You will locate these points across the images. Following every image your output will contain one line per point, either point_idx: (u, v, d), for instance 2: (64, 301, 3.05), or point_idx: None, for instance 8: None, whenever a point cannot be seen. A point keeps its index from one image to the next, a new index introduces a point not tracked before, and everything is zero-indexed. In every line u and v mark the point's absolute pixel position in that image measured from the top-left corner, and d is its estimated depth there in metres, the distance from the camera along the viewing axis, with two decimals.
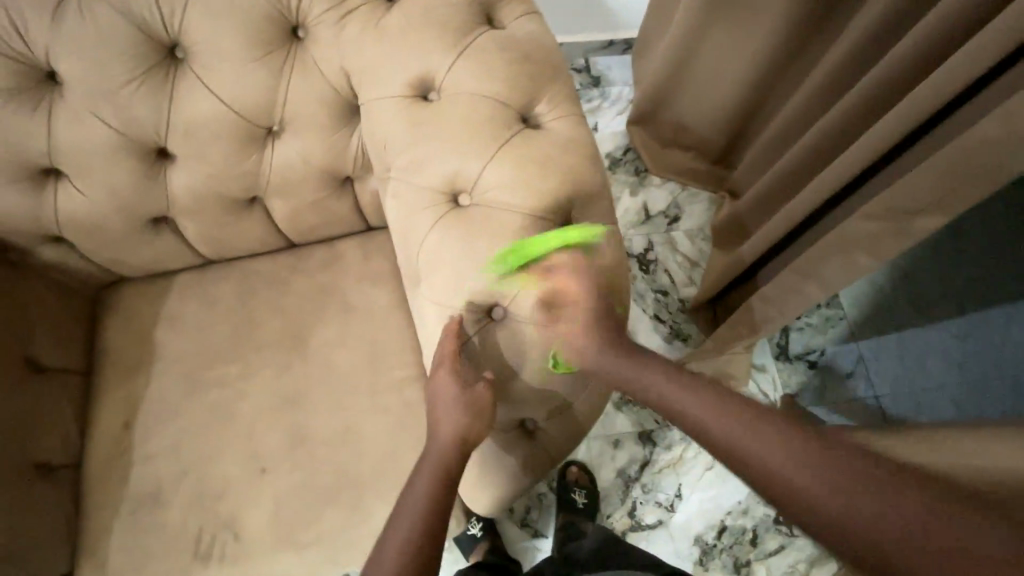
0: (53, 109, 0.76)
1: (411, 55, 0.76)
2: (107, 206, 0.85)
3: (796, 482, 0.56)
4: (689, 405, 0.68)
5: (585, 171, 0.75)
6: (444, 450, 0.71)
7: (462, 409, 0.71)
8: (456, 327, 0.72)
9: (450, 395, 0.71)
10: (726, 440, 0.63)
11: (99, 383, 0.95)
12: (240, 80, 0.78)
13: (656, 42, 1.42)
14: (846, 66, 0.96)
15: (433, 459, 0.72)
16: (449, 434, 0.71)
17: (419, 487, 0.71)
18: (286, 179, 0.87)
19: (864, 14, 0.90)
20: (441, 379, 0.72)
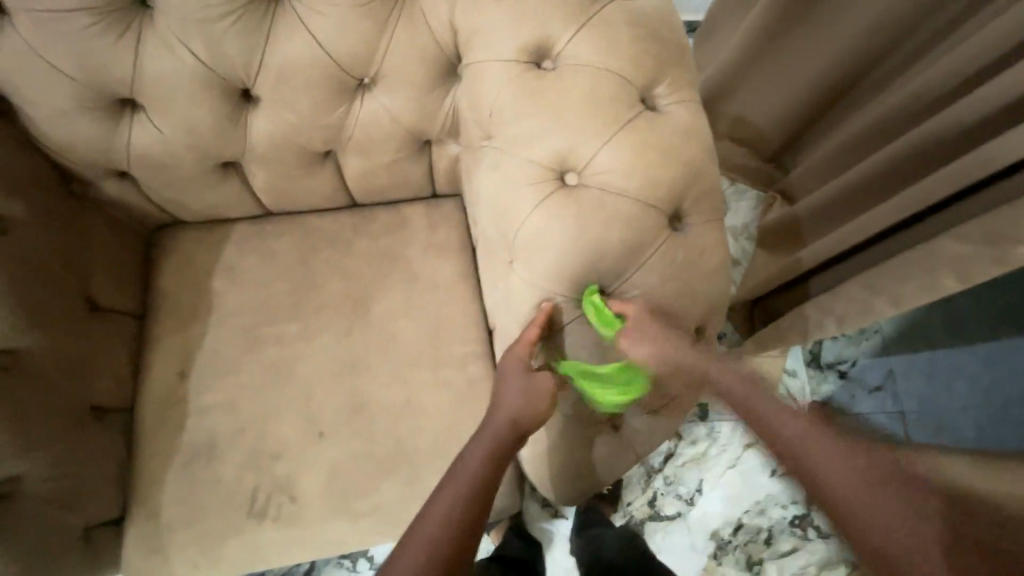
0: (141, 35, 0.70)
1: (531, 17, 0.71)
2: (182, 145, 0.80)
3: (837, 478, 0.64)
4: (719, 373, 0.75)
5: (701, 161, 0.71)
6: (501, 431, 0.69)
7: (523, 390, 0.71)
8: (541, 313, 0.71)
9: (517, 373, 0.71)
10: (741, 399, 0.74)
11: (150, 328, 0.92)
12: (341, 25, 0.72)
13: (719, 30, 1.32)
14: (934, 89, 0.89)
15: (489, 437, 0.70)
16: (506, 415, 0.70)
17: (470, 464, 0.68)
18: (369, 136, 0.83)
19: (975, 26, 0.82)
20: (512, 359, 0.72)
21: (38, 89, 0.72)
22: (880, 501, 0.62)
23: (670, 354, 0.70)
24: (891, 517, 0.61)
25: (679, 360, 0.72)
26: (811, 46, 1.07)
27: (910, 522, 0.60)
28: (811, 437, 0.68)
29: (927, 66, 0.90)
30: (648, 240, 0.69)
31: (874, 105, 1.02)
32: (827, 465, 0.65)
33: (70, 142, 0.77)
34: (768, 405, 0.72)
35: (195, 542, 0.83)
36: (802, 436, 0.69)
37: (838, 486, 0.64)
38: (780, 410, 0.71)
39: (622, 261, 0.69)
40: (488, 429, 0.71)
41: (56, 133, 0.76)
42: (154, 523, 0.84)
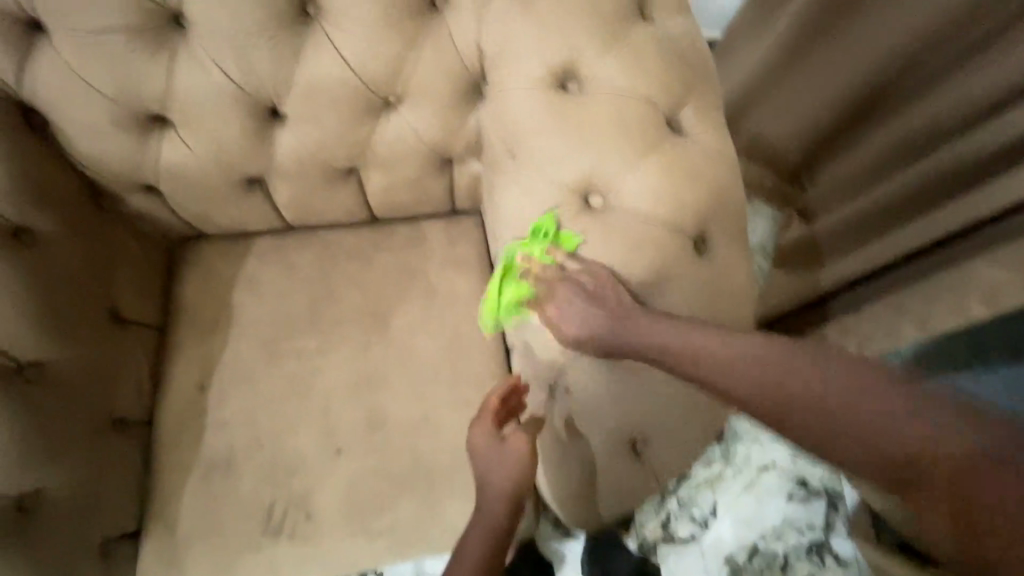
0: (175, 53, 0.72)
1: (558, 39, 0.72)
2: (210, 160, 0.81)
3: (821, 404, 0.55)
4: (655, 331, 0.63)
5: (728, 185, 0.71)
6: (498, 507, 0.71)
7: (505, 459, 0.72)
8: (500, 389, 0.74)
9: (489, 446, 0.72)
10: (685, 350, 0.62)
11: (171, 340, 0.92)
12: (371, 44, 0.73)
13: (731, 50, 1.29)
14: (950, 116, 0.87)
15: (487, 521, 0.71)
16: (498, 490, 0.71)
17: (472, 546, 0.71)
18: (393, 153, 0.84)
19: (993, 55, 0.80)
20: (481, 429, 0.73)
21: (73, 104, 0.73)
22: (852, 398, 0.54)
23: (592, 330, 0.65)
24: (896, 431, 0.51)
25: (604, 338, 0.65)
26: (829, 68, 1.05)
27: (921, 426, 0.50)
28: (765, 374, 0.58)
29: (943, 92, 0.88)
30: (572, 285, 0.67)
31: (891, 126, 0.98)
32: (794, 399, 0.56)
33: (102, 157, 0.79)
34: (701, 343, 0.62)
35: (211, 556, 0.83)
36: (754, 364, 0.59)
37: (824, 414, 0.54)
38: (711, 344, 0.61)
39: (646, 283, 0.68)
40: (484, 510, 0.72)
41: (88, 148, 0.78)
42: (170, 537, 0.84)
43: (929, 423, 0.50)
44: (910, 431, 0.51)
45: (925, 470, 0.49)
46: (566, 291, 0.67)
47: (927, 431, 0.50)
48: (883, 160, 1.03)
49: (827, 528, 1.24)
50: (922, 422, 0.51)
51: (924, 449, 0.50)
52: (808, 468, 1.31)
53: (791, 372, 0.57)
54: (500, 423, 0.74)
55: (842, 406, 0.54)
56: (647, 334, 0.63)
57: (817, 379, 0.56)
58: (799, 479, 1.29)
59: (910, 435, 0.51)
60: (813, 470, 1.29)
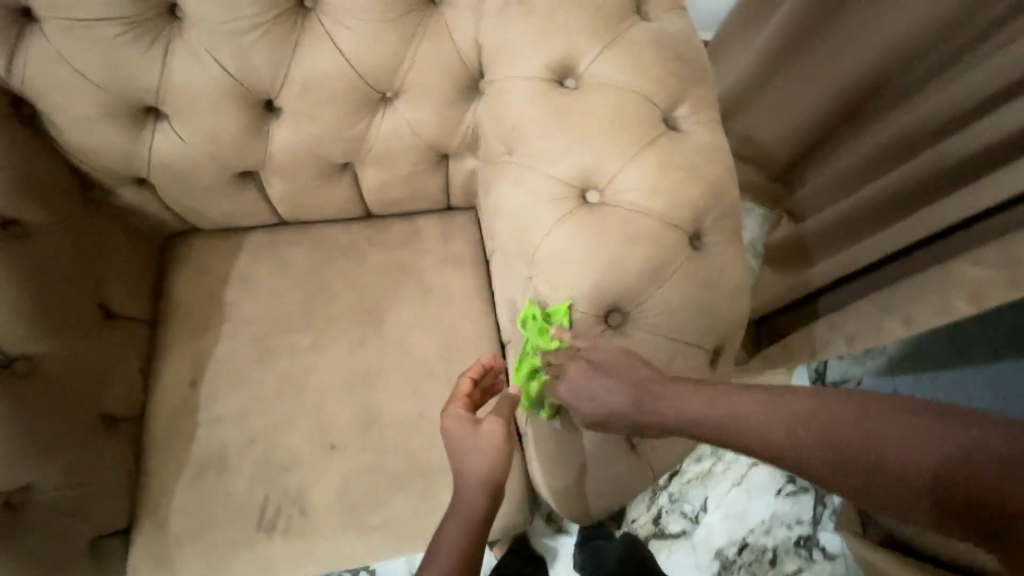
0: (170, 45, 0.71)
1: (556, 37, 0.72)
2: (203, 153, 0.80)
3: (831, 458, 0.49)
4: (662, 396, 0.62)
5: (723, 183, 0.72)
6: (476, 498, 0.66)
7: (480, 442, 0.69)
8: (476, 368, 0.77)
9: (461, 430, 0.71)
10: (690, 417, 0.60)
11: (163, 335, 0.91)
12: (368, 38, 0.73)
13: (723, 51, 1.31)
14: (937, 119, 0.90)
15: (462, 515, 0.64)
16: (476, 474, 0.67)
17: (448, 542, 0.62)
18: (388, 149, 0.84)
19: (979, 59, 0.83)
20: (456, 411, 0.73)
21: (64, 95, 0.72)
22: (842, 419, 0.50)
23: (609, 403, 0.65)
24: (907, 469, 0.45)
25: (627, 415, 0.65)
26: (819, 69, 1.06)
27: (926, 455, 0.45)
28: (770, 434, 0.54)
29: (935, 94, 0.90)
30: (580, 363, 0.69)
31: (883, 127, 1.00)
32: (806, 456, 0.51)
33: (94, 149, 0.78)
34: (705, 403, 0.59)
35: (202, 554, 0.82)
36: (755, 419, 0.55)
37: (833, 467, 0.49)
38: (709, 401, 0.59)
39: (640, 279, 0.69)
40: (460, 497, 0.66)
41: (80, 140, 0.77)
42: (161, 534, 0.83)
43: (936, 452, 0.44)
44: (901, 456, 0.46)
45: (943, 508, 0.43)
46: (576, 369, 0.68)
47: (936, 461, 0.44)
48: (871, 160, 1.04)
49: (815, 522, 1.30)
50: (929, 452, 0.45)
51: (933, 480, 0.44)
52: None
53: (796, 424, 0.52)
54: (472, 406, 0.75)
55: (850, 453, 0.48)
56: (658, 400, 0.63)
57: (809, 412, 0.52)
58: (788, 475, 1.33)
59: (917, 469, 0.45)
60: None
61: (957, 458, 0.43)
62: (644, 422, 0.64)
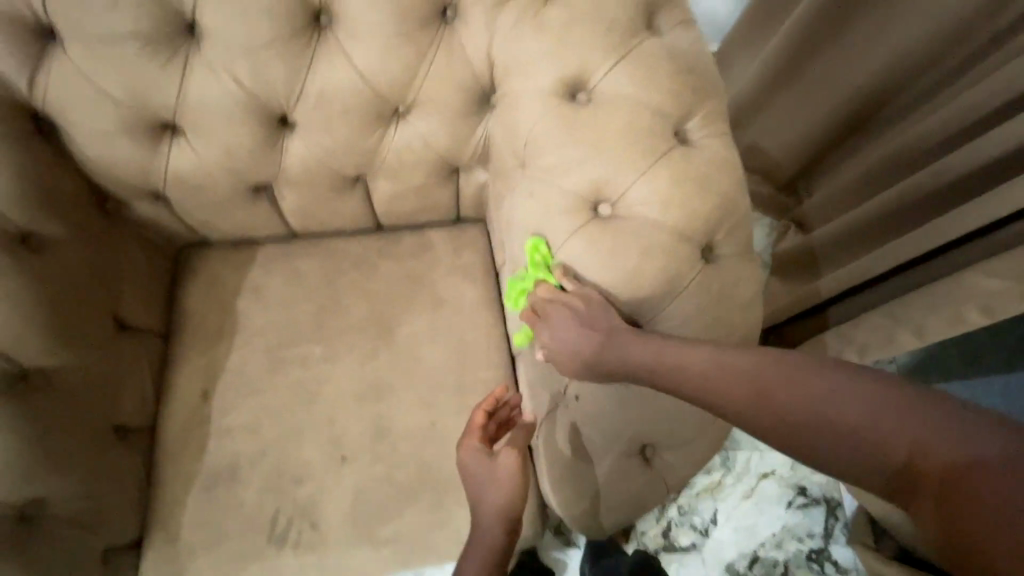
0: (188, 60, 0.72)
1: (569, 51, 0.73)
2: (219, 167, 0.81)
3: (799, 412, 0.51)
4: (630, 347, 0.63)
5: (734, 196, 0.72)
6: (495, 528, 0.69)
7: (497, 476, 0.70)
8: (489, 398, 0.75)
9: (480, 461, 0.72)
10: (660, 365, 0.61)
11: (175, 347, 0.92)
12: (382, 54, 0.74)
13: (731, 64, 1.32)
14: (944, 129, 0.90)
15: (482, 546, 0.68)
16: (493, 510, 0.69)
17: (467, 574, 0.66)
18: (401, 161, 0.84)
19: (987, 72, 0.83)
20: (471, 444, 0.73)
21: (83, 111, 0.73)
22: (808, 394, 0.52)
23: (576, 347, 0.66)
24: (869, 433, 0.47)
25: (597, 360, 0.65)
26: (827, 80, 1.07)
27: (886, 424, 0.47)
28: (738, 383, 0.56)
29: (943, 106, 0.90)
30: (563, 304, 0.68)
31: (893, 139, 1.00)
32: (771, 408, 0.53)
33: (111, 164, 0.79)
34: (673, 354, 0.61)
35: (213, 566, 0.82)
36: (724, 371, 0.57)
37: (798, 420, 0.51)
38: (681, 352, 0.61)
39: (653, 291, 0.69)
40: (478, 531, 0.69)
41: (98, 155, 0.78)
42: (172, 547, 0.82)
43: (896, 420, 0.47)
44: (859, 417, 0.48)
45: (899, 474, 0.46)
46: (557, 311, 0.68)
47: (892, 427, 0.47)
48: (878, 174, 1.04)
49: (826, 536, 1.28)
50: (892, 418, 0.47)
51: (892, 448, 0.46)
52: (806, 475, 1.33)
53: (768, 377, 0.55)
54: (488, 438, 0.74)
55: (819, 411, 0.50)
56: (625, 350, 0.64)
57: (780, 370, 0.54)
58: (798, 488, 1.32)
59: (875, 433, 0.47)
60: (810, 478, 1.31)
61: (915, 431, 0.45)
62: (608, 372, 0.65)
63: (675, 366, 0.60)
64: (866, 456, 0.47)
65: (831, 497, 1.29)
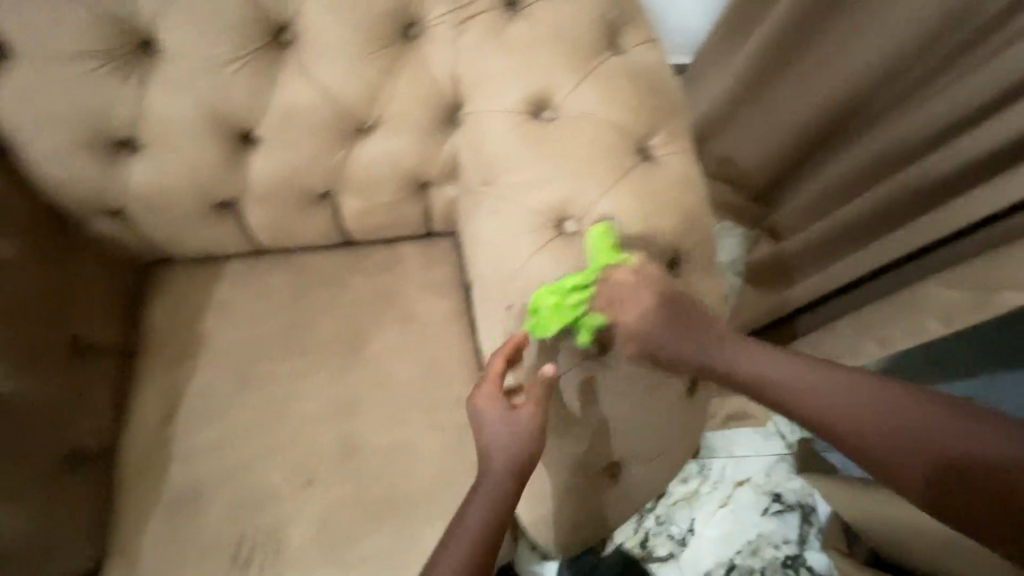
0: (145, 78, 0.71)
1: (533, 70, 0.73)
2: (181, 184, 0.80)
3: (887, 428, 0.59)
4: (727, 352, 0.68)
5: (697, 212, 0.73)
6: (503, 483, 0.68)
7: (513, 428, 0.69)
8: (510, 343, 0.70)
9: (499, 410, 0.70)
10: (754, 376, 0.66)
11: (137, 368, 0.89)
12: (347, 73, 0.73)
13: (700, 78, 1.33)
14: (900, 146, 0.92)
15: (488, 499, 0.67)
16: (503, 463, 0.68)
17: (467, 528, 0.66)
18: (369, 178, 0.84)
19: (939, 89, 0.86)
20: (489, 391, 0.70)
21: (36, 129, 0.72)
22: (862, 399, 0.61)
23: (668, 338, 0.68)
24: (946, 446, 0.56)
25: (687, 352, 0.68)
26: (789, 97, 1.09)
27: (963, 440, 0.56)
28: (828, 395, 0.62)
29: (899, 121, 0.92)
30: (653, 292, 0.67)
31: (853, 153, 1.02)
32: (861, 420, 0.60)
33: (67, 182, 0.77)
34: (766, 365, 0.66)
35: None
36: (811, 386, 0.63)
37: (883, 434, 0.59)
38: (772, 363, 0.66)
39: None
40: (487, 479, 0.68)
41: (53, 173, 0.76)
42: None
43: (970, 437, 0.56)
44: (940, 433, 0.57)
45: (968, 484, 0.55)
46: (643, 295, 0.67)
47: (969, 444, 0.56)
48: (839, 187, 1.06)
49: (801, 541, 1.30)
50: (968, 436, 0.56)
51: (966, 460, 0.55)
52: (781, 481, 1.34)
53: (853, 395, 0.61)
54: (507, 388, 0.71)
55: (902, 427, 0.58)
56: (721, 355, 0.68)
57: (864, 388, 0.61)
58: (774, 494, 1.33)
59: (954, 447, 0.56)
60: (785, 485, 1.33)
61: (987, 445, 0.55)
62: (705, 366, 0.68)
63: (769, 377, 0.65)
64: (944, 467, 0.56)
65: (805, 503, 1.30)
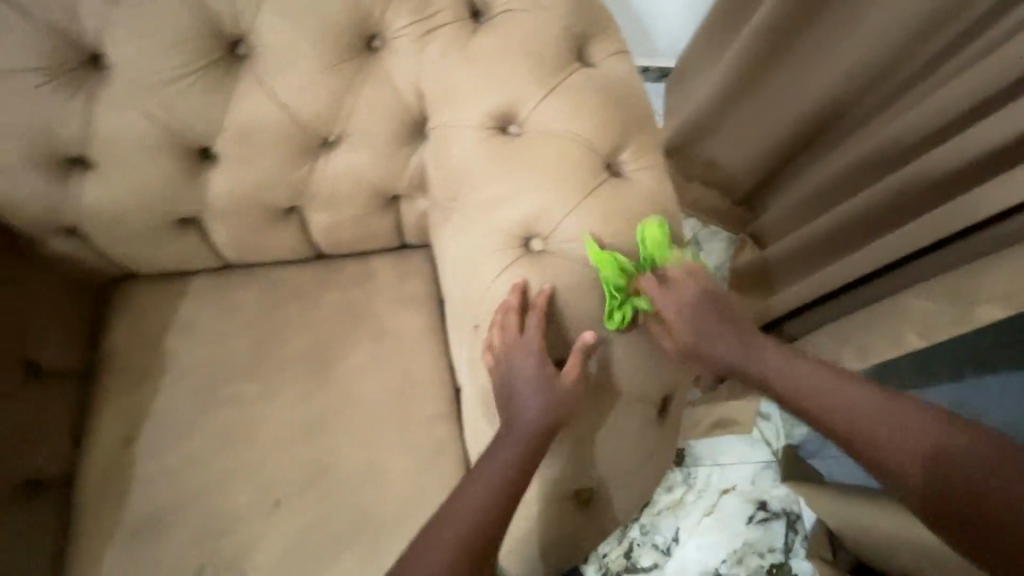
0: (93, 93, 0.68)
1: (498, 83, 0.71)
2: (137, 201, 0.77)
3: (886, 430, 0.61)
4: (751, 347, 0.68)
5: (668, 229, 0.71)
6: (531, 441, 0.65)
7: (548, 389, 0.66)
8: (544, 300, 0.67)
9: (538, 379, 0.66)
10: (774, 372, 0.67)
11: (97, 389, 0.87)
12: (306, 87, 0.71)
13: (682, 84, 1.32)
14: (876, 156, 0.91)
15: (513, 452, 0.65)
16: (534, 420, 0.65)
17: (496, 466, 0.65)
18: (335, 192, 0.81)
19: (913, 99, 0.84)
20: (527, 348, 0.66)
21: None
22: (866, 402, 0.63)
23: (702, 330, 0.67)
24: (938, 451, 0.58)
25: (717, 347, 0.67)
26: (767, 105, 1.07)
27: (958, 449, 0.58)
28: (837, 394, 0.64)
29: (874, 131, 0.91)
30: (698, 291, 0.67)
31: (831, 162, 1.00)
32: (866, 418, 0.62)
33: (17, 201, 0.74)
34: (786, 365, 0.67)
35: None
36: (824, 387, 0.65)
37: (884, 435, 0.61)
38: (793, 363, 0.67)
39: (588, 326, 0.68)
40: (514, 434, 0.66)
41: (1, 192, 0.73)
42: None
43: (966, 447, 0.57)
44: (934, 440, 0.59)
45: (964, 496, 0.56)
46: (687, 286, 0.68)
47: (966, 451, 0.57)
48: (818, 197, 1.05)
49: (787, 550, 1.28)
50: (964, 446, 0.58)
51: (959, 468, 0.57)
52: (766, 489, 1.33)
53: (859, 399, 0.63)
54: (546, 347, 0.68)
55: (899, 431, 0.60)
56: (745, 350, 0.68)
57: (871, 393, 0.63)
58: (759, 502, 1.32)
59: (950, 455, 0.58)
60: (771, 492, 1.31)
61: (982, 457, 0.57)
62: (736, 362, 0.68)
63: (787, 375, 0.66)
64: (939, 472, 0.58)
65: (790, 511, 1.29)
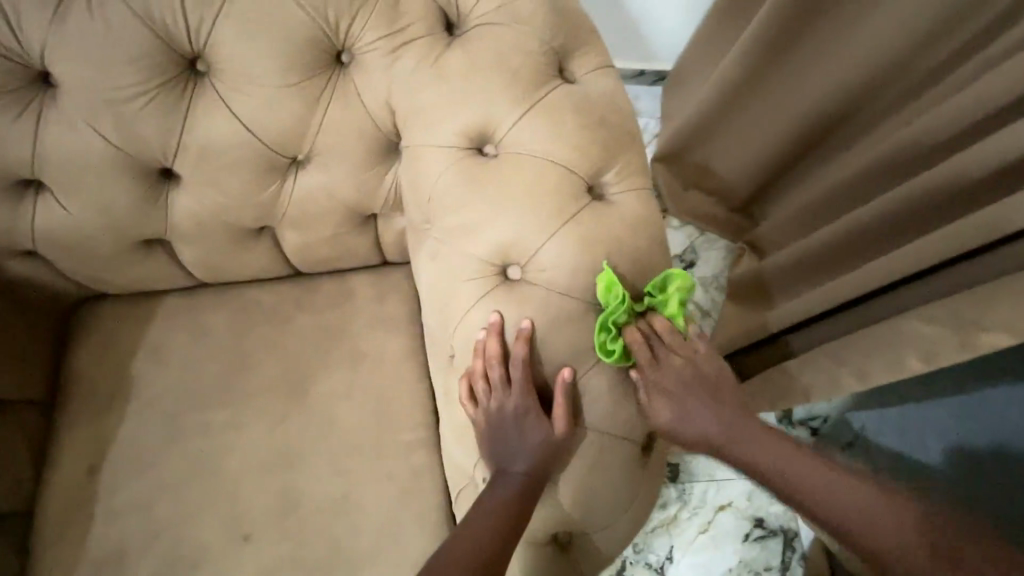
0: (42, 115, 0.65)
1: (474, 101, 0.67)
2: (95, 223, 0.73)
3: (853, 512, 0.60)
4: (723, 419, 0.65)
5: (654, 256, 0.66)
6: (520, 487, 0.65)
7: (540, 434, 0.64)
8: (529, 337, 0.63)
9: (529, 424, 0.64)
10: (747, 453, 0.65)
11: (59, 415, 0.83)
12: (269, 105, 0.67)
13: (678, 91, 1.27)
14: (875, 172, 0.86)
15: (503, 497, 0.64)
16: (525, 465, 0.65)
17: (486, 513, 0.64)
18: (305, 213, 0.77)
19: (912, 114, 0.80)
20: (517, 388, 0.64)
21: None
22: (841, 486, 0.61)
23: (678, 402, 0.65)
24: (893, 527, 0.58)
25: (695, 420, 0.65)
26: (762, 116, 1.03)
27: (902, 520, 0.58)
28: (813, 475, 0.62)
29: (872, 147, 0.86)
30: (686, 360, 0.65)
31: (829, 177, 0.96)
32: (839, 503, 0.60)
33: None
34: (763, 445, 0.65)
35: None
36: (799, 468, 0.63)
37: (854, 518, 0.59)
38: (769, 445, 0.65)
39: (567, 361, 0.64)
40: (506, 478, 0.65)
41: None
42: None
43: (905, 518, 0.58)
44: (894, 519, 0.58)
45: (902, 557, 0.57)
46: (678, 358, 0.65)
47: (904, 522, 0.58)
48: (815, 214, 1.00)
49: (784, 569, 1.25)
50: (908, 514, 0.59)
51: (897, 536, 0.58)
52: (764, 505, 1.28)
53: (833, 485, 0.61)
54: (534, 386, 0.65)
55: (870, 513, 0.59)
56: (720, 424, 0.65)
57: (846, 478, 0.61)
58: (756, 519, 1.27)
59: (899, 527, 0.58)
60: (768, 510, 1.27)
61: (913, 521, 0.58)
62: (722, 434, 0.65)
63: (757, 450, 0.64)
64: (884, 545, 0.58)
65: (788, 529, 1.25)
